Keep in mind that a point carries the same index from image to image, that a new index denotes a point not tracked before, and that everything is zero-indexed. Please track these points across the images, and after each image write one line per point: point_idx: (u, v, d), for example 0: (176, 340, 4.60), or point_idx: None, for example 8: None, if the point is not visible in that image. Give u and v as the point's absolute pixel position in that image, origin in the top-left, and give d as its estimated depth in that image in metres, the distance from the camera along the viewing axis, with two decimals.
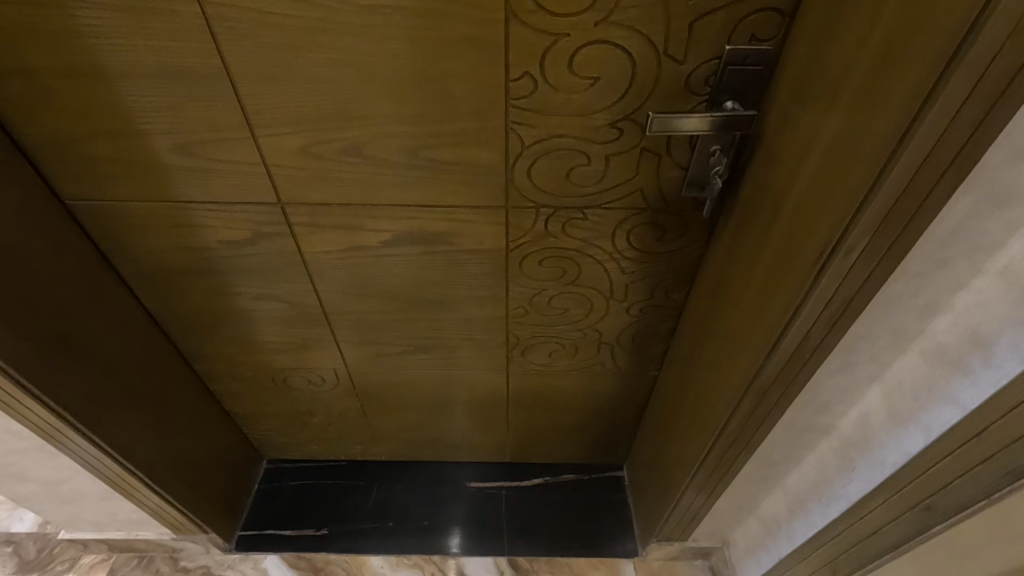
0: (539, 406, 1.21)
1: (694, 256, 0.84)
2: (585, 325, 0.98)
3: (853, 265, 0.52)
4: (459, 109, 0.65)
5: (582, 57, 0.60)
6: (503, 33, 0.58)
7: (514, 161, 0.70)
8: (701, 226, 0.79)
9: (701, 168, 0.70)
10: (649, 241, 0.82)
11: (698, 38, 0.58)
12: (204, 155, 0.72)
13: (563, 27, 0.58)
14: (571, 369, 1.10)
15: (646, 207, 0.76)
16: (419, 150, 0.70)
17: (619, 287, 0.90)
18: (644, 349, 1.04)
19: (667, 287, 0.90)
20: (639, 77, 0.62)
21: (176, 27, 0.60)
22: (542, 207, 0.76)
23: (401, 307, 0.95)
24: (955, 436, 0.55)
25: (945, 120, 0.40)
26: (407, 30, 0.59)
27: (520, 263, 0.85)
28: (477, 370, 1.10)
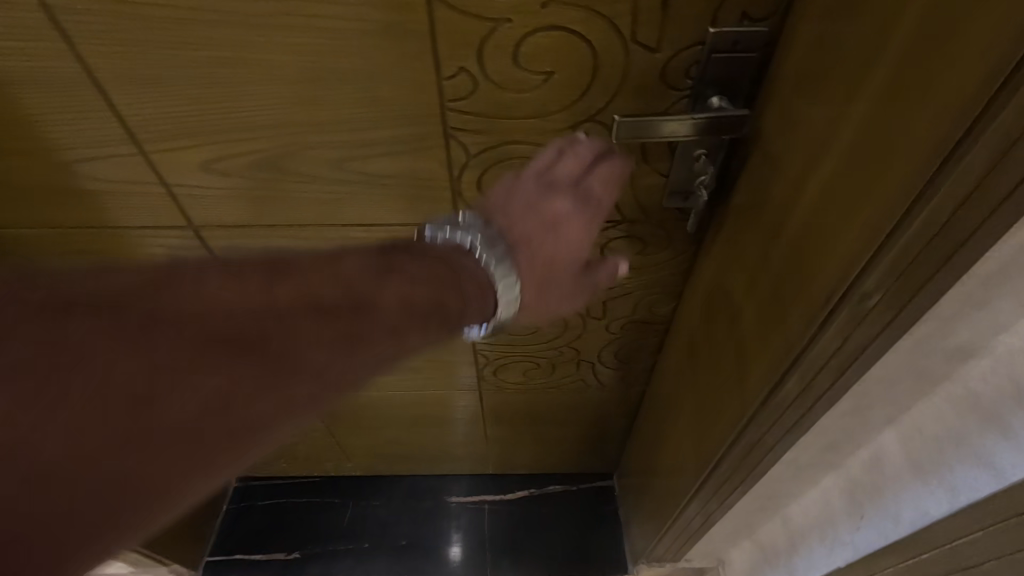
0: (519, 421, 1.12)
1: (680, 270, 0.73)
2: (562, 343, 0.88)
3: (868, 319, 0.41)
4: (386, 115, 0.54)
5: (530, 48, 0.48)
6: (427, 20, 0.46)
7: (460, 173, 0.59)
8: (688, 239, 0.68)
9: (684, 176, 0.58)
10: (627, 256, 0.71)
11: (675, 20, 0.46)
12: (91, 174, 0.60)
13: (502, 10, 0.45)
14: (550, 385, 1.00)
15: (621, 219, 0.65)
16: (345, 164, 0.58)
17: (597, 304, 0.80)
18: (629, 363, 0.94)
19: (651, 303, 0.79)
20: (603, 70, 0.49)
21: (17, 23, 0.47)
22: None
23: None
24: (993, 510, 0.45)
25: (1001, 149, 0.29)
26: (309, 21, 0.47)
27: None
28: (448, 389, 1.01)
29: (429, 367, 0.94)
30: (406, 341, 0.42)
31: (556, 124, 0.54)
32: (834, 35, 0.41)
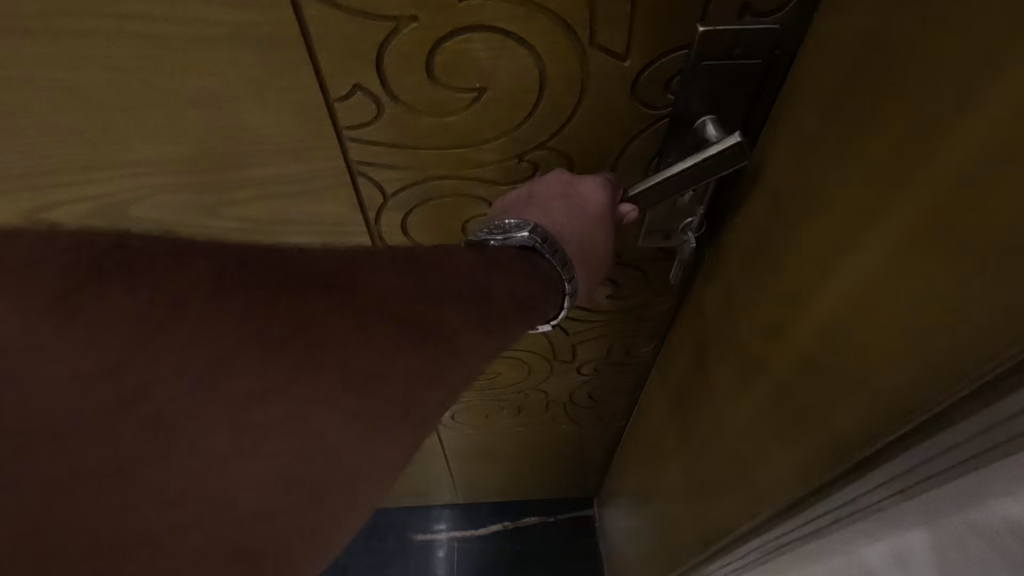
0: (487, 460, 1.00)
1: (661, 313, 0.61)
2: (527, 386, 0.76)
3: (926, 480, 0.29)
4: (261, 151, 0.39)
5: (449, 60, 0.34)
6: (295, 20, 0.32)
7: (378, 216, 0.46)
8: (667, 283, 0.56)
9: (666, 216, 0.45)
10: (597, 300, 0.58)
11: (647, 17, 0.32)
12: None
13: (400, 6, 0.31)
14: (518, 425, 0.89)
15: None
16: (219, 212, 0.43)
17: (565, 348, 0.68)
18: (604, 402, 0.83)
19: (628, 345, 0.68)
20: (552, 87, 0.36)
21: None
22: None
23: None
24: None
25: None
26: (115, 20, 0.32)
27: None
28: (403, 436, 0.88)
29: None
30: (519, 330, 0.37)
31: (494, 155, 0.41)
32: (880, 64, 0.28)
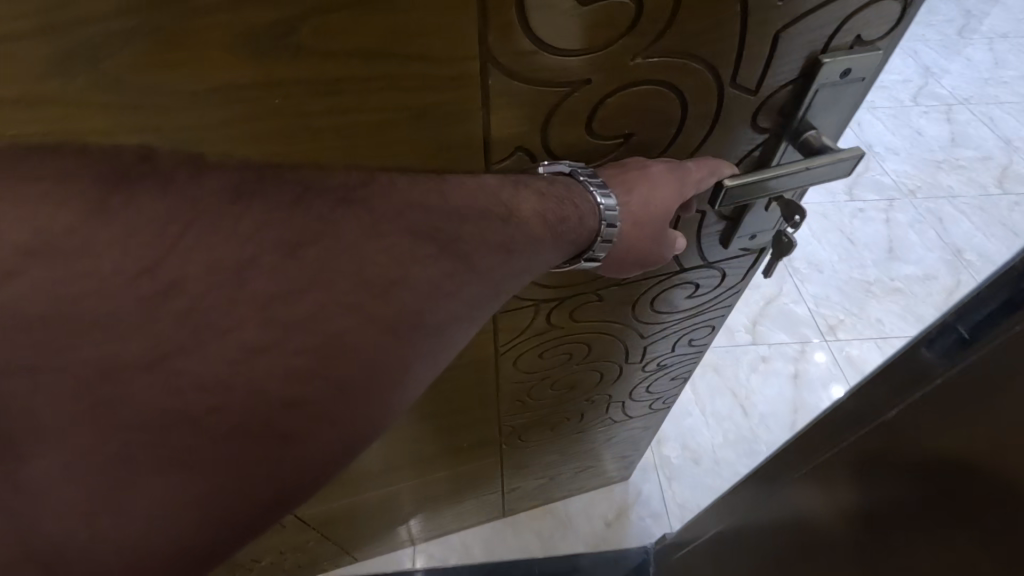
0: (539, 488, 0.97)
1: (727, 301, 0.62)
2: (592, 394, 0.73)
3: None
4: None
5: (610, 115, 0.37)
6: (482, 92, 0.34)
7: None
8: (745, 271, 0.58)
9: (762, 217, 0.48)
10: (677, 299, 0.58)
11: (785, 57, 0.36)
12: None
13: (579, 71, 0.34)
14: (580, 436, 0.84)
15: (680, 268, 0.52)
16: None
17: (638, 353, 0.66)
18: (658, 402, 0.83)
19: (690, 337, 0.67)
20: (691, 126, 0.39)
21: None
22: (543, 302, 0.50)
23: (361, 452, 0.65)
24: None
25: None
26: (299, 117, 0.33)
27: (513, 362, 0.58)
28: (453, 479, 0.83)
29: (434, 463, 0.75)
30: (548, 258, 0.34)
31: None
32: None
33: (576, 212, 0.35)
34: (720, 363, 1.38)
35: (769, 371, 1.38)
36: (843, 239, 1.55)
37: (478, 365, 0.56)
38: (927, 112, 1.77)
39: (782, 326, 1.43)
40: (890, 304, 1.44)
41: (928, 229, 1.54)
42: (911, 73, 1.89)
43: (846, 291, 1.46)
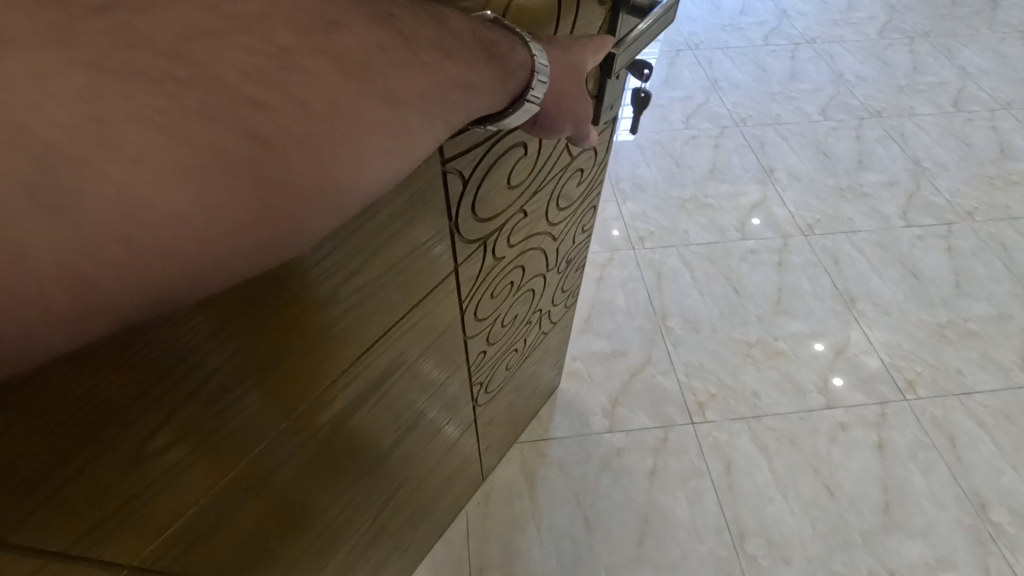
0: (514, 403, 1.42)
1: (581, 213, 1.19)
2: (532, 312, 1.22)
3: None
4: None
5: (519, 22, 0.66)
6: None
7: (468, 178, 0.74)
8: (606, 136, 1.08)
9: (618, 93, 0.92)
10: (557, 208, 1.05)
11: None
12: None
13: None
14: (533, 347, 1.33)
15: (552, 191, 1.00)
16: None
17: (552, 250, 1.14)
18: (567, 288, 1.34)
19: (582, 226, 1.23)
20: (563, 16, 0.72)
21: None
22: (487, 238, 0.88)
23: (417, 350, 0.87)
24: None
25: None
26: None
27: (480, 304, 0.98)
28: (464, 407, 1.16)
29: (440, 424, 1.09)
30: (484, 78, 0.51)
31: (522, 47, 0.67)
32: None
33: (510, 51, 0.54)
34: (797, 435, 1.57)
35: (850, 443, 1.55)
36: (914, 276, 1.95)
37: (456, 321, 0.93)
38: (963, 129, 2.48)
39: (859, 389, 1.66)
40: (966, 351, 1.75)
41: (997, 260, 2.00)
42: (939, 83, 2.74)
43: (918, 342, 1.77)
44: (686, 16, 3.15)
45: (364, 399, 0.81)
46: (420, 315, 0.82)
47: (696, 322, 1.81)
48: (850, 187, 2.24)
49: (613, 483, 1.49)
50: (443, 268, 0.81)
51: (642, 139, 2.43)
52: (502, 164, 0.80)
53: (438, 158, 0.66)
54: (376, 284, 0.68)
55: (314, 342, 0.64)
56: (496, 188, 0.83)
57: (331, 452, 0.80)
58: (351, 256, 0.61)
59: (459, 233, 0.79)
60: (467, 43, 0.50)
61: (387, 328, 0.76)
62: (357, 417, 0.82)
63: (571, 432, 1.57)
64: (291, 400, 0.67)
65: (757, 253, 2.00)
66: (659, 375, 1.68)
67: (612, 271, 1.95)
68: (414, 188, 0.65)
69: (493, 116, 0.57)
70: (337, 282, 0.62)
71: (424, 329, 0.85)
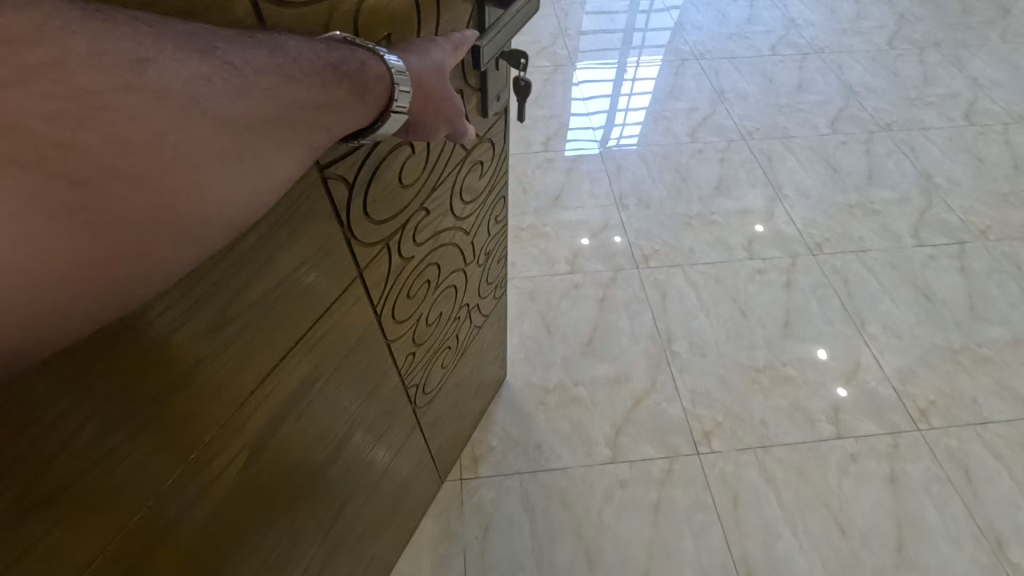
0: (455, 407, 1.40)
1: (492, 202, 1.17)
2: (457, 308, 1.19)
3: None
4: None
5: (374, 24, 0.63)
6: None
7: (353, 180, 0.69)
8: (501, 127, 1.07)
9: (499, 81, 0.95)
10: (462, 202, 1.03)
11: None
12: None
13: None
14: (464, 345, 1.31)
15: (454, 185, 0.97)
16: None
17: (467, 245, 1.12)
18: (491, 280, 1.32)
19: (494, 216, 1.21)
20: (424, 18, 0.71)
21: None
22: (389, 238, 0.83)
23: (333, 363, 0.82)
24: None
25: None
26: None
27: (394, 307, 0.93)
28: (402, 415, 1.12)
29: (379, 432, 1.05)
30: (336, 96, 0.50)
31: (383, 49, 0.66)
32: None
33: (362, 65, 0.52)
34: (807, 467, 1.52)
35: (862, 475, 1.51)
36: (926, 298, 1.90)
37: (374, 327, 0.89)
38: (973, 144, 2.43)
39: (870, 417, 1.61)
40: (981, 378, 1.70)
41: (1012, 280, 1.94)
42: (949, 95, 2.69)
43: (932, 368, 1.72)
44: (692, 25, 3.10)
45: (284, 417, 0.76)
46: (331, 325, 0.79)
47: (702, 345, 1.76)
48: (859, 204, 2.19)
49: (616, 518, 1.44)
50: (347, 276, 0.77)
51: (647, 152, 2.38)
52: (391, 166, 0.76)
53: (314, 165, 0.62)
54: (273, 297, 0.65)
55: (208, 363, 0.60)
56: (391, 190, 0.79)
57: (253, 479, 0.75)
58: (231, 271, 0.58)
59: (354, 238, 0.75)
60: (312, 62, 0.49)
61: (294, 341, 0.72)
62: (279, 437, 0.77)
63: (574, 463, 1.53)
64: (196, 427, 0.62)
65: (765, 273, 1.95)
66: (664, 403, 1.63)
67: (616, 291, 1.90)
68: (294, 199, 0.61)
69: (362, 131, 0.56)
70: (225, 298, 0.58)
71: (339, 339, 0.81)
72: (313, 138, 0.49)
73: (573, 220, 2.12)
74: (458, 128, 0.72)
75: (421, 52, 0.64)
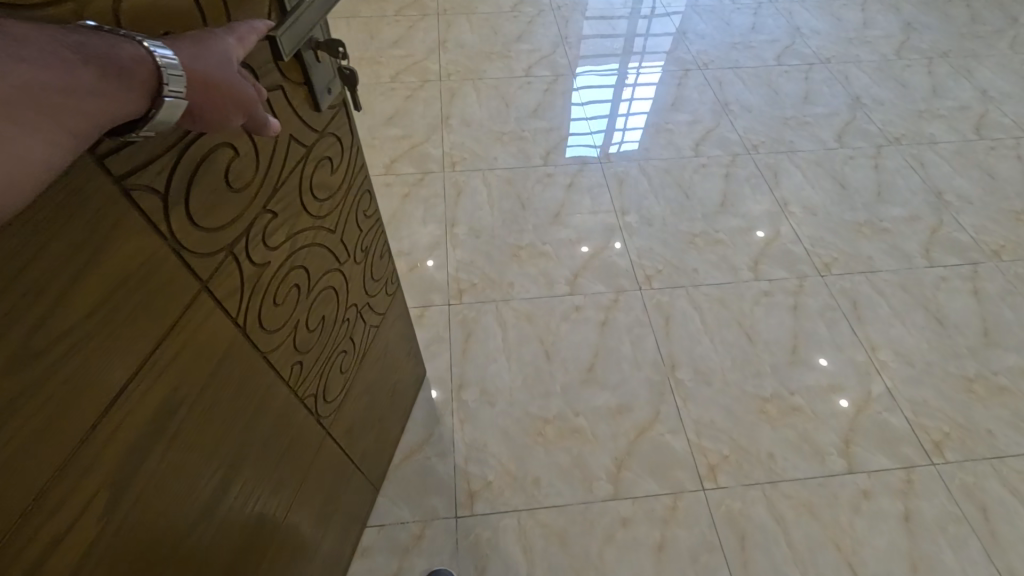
0: (365, 417, 1.34)
1: (358, 198, 1.13)
2: (344, 311, 1.15)
3: None
4: None
5: (144, 17, 0.57)
6: None
7: (165, 188, 0.64)
8: (342, 119, 1.03)
9: (323, 71, 0.91)
10: (318, 199, 0.98)
11: None
12: None
13: None
14: (361, 350, 1.27)
15: (304, 182, 0.92)
16: None
17: (336, 244, 1.07)
18: (377, 277, 1.28)
19: (364, 211, 1.17)
20: (208, 9, 0.65)
21: None
22: (232, 245, 0.78)
23: (197, 383, 0.76)
24: None
25: None
26: None
27: (261, 316, 0.87)
28: (300, 429, 1.06)
29: (276, 453, 0.98)
30: (89, 80, 0.44)
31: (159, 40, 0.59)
32: None
33: (113, 48, 0.46)
34: (817, 503, 1.46)
35: (874, 512, 1.45)
36: (939, 322, 1.84)
37: (237, 342, 0.83)
38: (983, 159, 2.37)
39: (884, 451, 1.55)
40: (997, 408, 1.64)
41: None
42: (956, 107, 2.63)
43: (946, 398, 1.66)
44: (695, 33, 3.03)
45: (145, 453, 0.68)
46: (184, 341, 0.72)
47: (708, 373, 1.70)
48: (868, 222, 2.13)
49: (618, 559, 1.38)
50: (187, 289, 0.71)
51: (649, 166, 2.32)
52: (212, 170, 0.71)
53: (108, 175, 0.56)
54: (94, 316, 0.58)
55: (25, 398, 0.52)
56: (221, 196, 0.74)
57: (127, 524, 0.67)
58: (22, 298, 0.50)
59: (185, 247, 0.69)
60: (54, 46, 0.43)
61: (135, 368, 0.65)
62: (145, 476, 0.69)
63: (574, 499, 1.46)
64: (23, 473, 0.54)
65: (771, 295, 1.89)
66: (668, 435, 1.57)
67: (617, 314, 1.83)
68: (90, 214, 0.55)
69: (132, 122, 0.49)
70: (26, 321, 0.51)
71: (195, 361, 0.74)
72: (75, 124, 0.43)
73: (572, 237, 2.05)
74: (258, 119, 0.64)
75: (195, 41, 0.56)
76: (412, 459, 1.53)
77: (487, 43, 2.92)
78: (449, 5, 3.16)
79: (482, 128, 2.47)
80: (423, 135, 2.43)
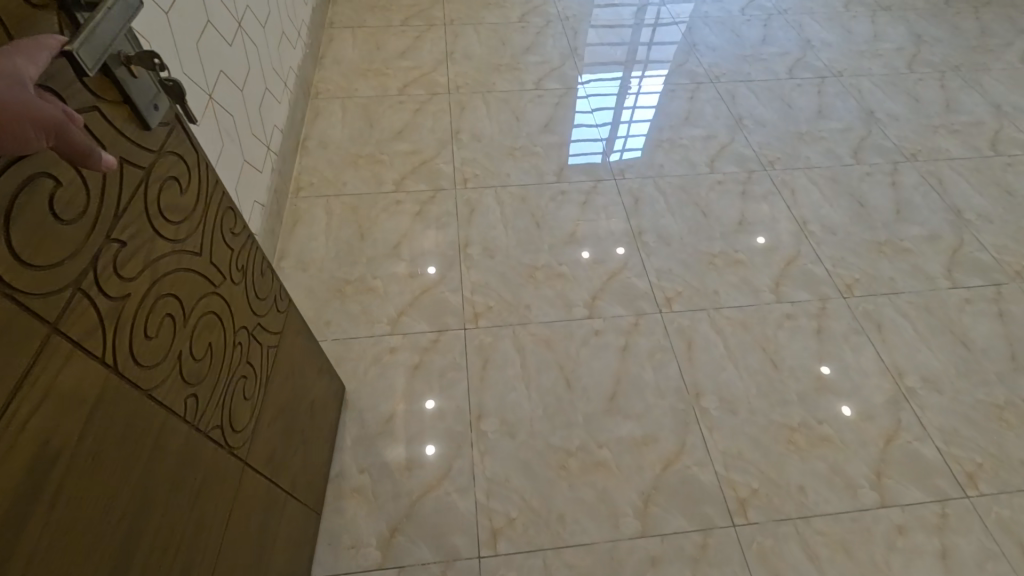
0: (282, 444, 1.27)
1: (222, 216, 1.06)
2: (233, 336, 1.08)
3: None
4: None
5: None
6: None
7: None
8: (184, 137, 0.96)
9: (145, 87, 0.86)
10: (173, 222, 0.91)
11: None
12: None
13: None
14: (261, 374, 1.19)
15: (152, 205, 0.86)
16: None
17: (207, 267, 1.00)
18: (263, 295, 1.21)
19: (232, 229, 1.10)
20: None
21: None
22: (78, 282, 0.71)
23: (76, 431, 0.68)
24: None
25: None
26: None
27: (135, 353, 0.80)
28: (214, 464, 0.98)
29: (192, 493, 0.91)
30: None
31: None
32: None
33: None
34: (851, 542, 1.41)
35: (910, 549, 1.40)
36: (965, 346, 1.80)
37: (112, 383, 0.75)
38: (998, 176, 2.34)
39: (917, 484, 1.51)
40: None
41: None
42: (968, 121, 2.61)
43: (976, 427, 1.62)
44: (706, 45, 2.99)
45: (24, 516, 0.60)
46: (47, 390, 0.64)
47: (733, 402, 1.65)
48: (889, 241, 2.09)
49: None
50: (34, 333, 0.63)
51: (664, 183, 2.27)
52: (33, 204, 0.65)
53: None
54: None
55: None
56: (52, 231, 0.67)
57: None
58: None
59: (19, 290, 0.62)
60: None
61: None
62: (31, 540, 0.61)
63: (600, 537, 1.41)
64: None
65: (794, 318, 1.85)
66: (695, 467, 1.52)
67: (638, 338, 1.78)
68: None
69: None
70: None
71: (68, 408, 0.67)
72: None
73: (589, 258, 2.00)
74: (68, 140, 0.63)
75: None
76: (430, 495, 1.47)
77: (495, 55, 2.87)
78: (456, 15, 3.11)
79: (494, 143, 2.41)
80: (433, 150, 2.38)
